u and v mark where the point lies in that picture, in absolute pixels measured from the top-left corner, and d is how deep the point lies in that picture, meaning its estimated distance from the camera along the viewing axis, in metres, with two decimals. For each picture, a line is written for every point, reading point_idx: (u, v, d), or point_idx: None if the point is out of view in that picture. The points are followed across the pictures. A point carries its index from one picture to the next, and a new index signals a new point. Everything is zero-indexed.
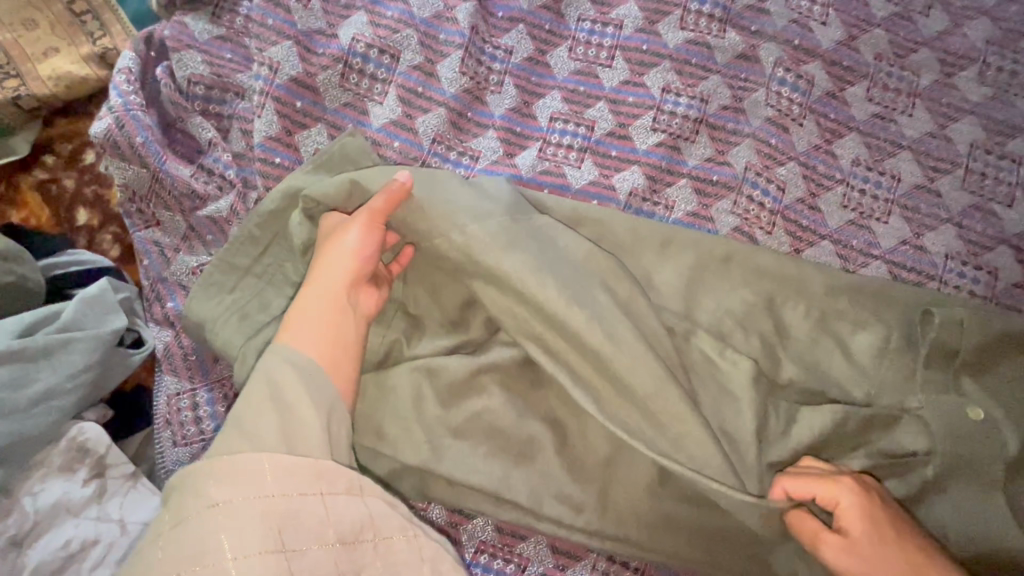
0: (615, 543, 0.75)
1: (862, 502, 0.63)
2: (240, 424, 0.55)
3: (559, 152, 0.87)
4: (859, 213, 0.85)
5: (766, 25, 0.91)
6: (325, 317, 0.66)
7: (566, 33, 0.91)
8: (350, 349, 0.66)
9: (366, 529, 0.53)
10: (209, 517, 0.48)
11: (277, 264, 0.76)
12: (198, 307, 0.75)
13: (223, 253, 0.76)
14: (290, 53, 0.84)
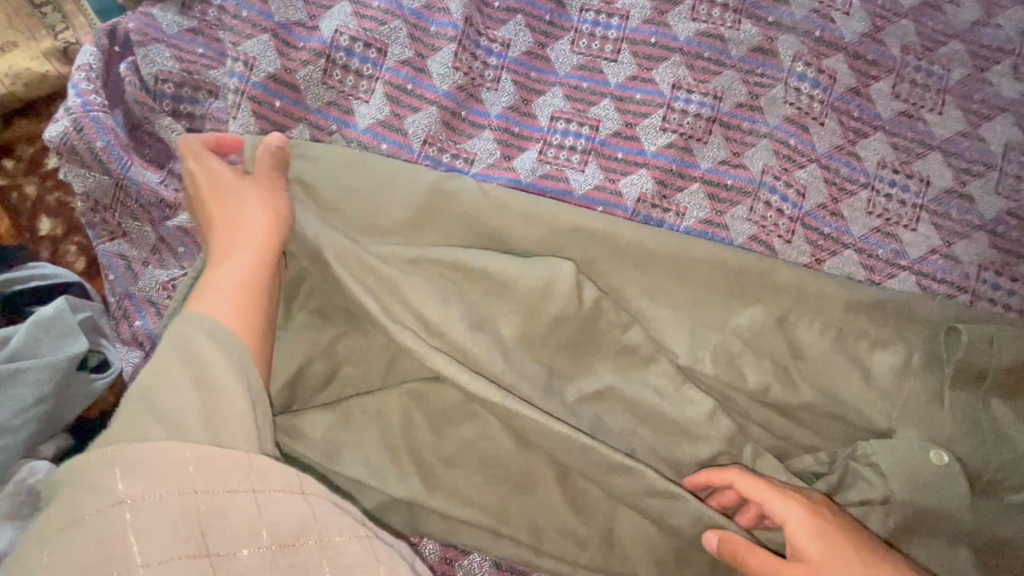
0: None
1: (820, 523, 0.60)
2: (159, 408, 0.50)
3: (561, 155, 0.80)
4: (884, 219, 0.79)
5: (785, 15, 0.84)
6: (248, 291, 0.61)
7: (568, 25, 0.84)
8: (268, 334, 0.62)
9: (305, 529, 0.48)
10: (115, 515, 0.43)
11: None
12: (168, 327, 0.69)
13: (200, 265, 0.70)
14: (267, 47, 0.77)
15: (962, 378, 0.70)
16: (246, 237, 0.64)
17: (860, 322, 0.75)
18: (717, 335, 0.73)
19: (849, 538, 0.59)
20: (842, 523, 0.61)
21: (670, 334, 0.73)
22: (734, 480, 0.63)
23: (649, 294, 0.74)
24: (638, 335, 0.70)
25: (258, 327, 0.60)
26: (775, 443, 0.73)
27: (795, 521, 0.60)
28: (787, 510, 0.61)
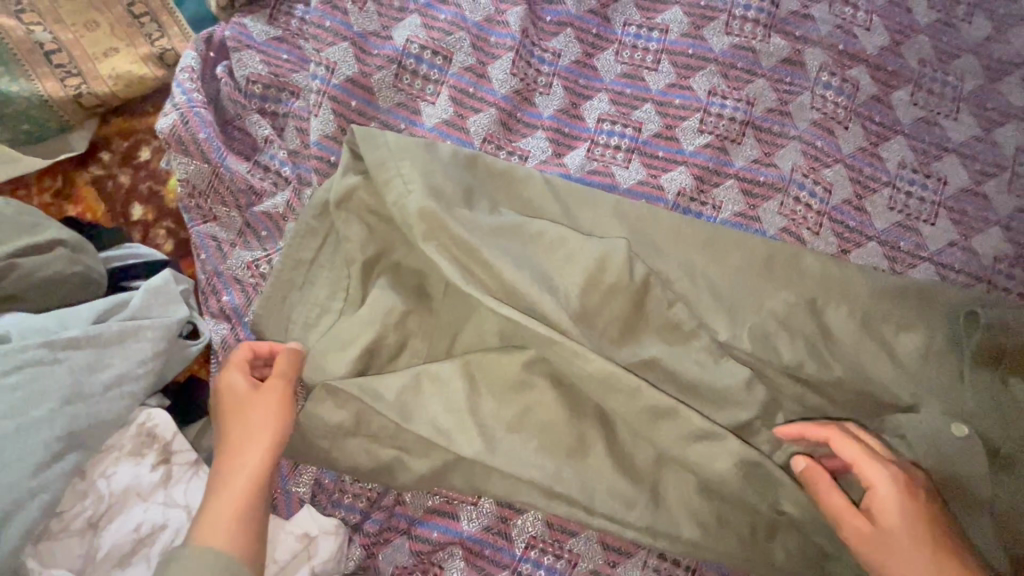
0: (669, 541, 0.74)
1: (906, 498, 0.65)
2: None
3: (607, 152, 0.88)
4: (905, 215, 0.86)
5: (810, 30, 0.92)
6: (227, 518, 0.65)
7: (613, 38, 0.93)
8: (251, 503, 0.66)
9: None
10: None
11: (333, 260, 0.81)
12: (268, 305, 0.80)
13: (290, 248, 0.81)
14: (347, 54, 0.86)
15: (989, 356, 0.75)
16: (246, 467, 0.68)
17: (883, 307, 0.81)
18: (750, 315, 0.81)
19: (923, 518, 0.64)
20: (921, 502, 0.65)
21: (708, 314, 0.80)
22: (830, 436, 0.69)
23: (689, 276, 0.82)
24: (680, 314, 0.78)
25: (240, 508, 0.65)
26: (809, 417, 0.78)
27: (878, 484, 0.65)
28: (874, 473, 0.66)
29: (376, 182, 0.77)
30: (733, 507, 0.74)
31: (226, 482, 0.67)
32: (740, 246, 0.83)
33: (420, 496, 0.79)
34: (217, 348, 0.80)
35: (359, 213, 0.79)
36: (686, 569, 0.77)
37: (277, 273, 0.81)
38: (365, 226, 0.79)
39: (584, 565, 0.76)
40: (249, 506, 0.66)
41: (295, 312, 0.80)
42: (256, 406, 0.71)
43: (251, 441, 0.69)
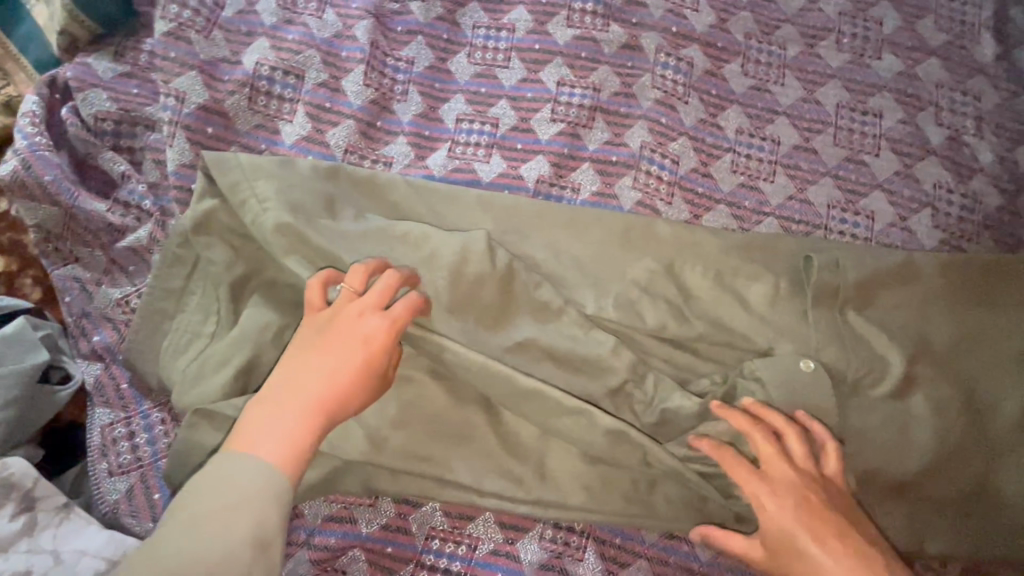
0: (558, 509, 0.78)
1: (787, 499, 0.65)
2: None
3: (467, 150, 0.92)
4: (747, 176, 0.93)
5: (645, 16, 0.99)
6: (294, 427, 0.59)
7: (464, 41, 0.97)
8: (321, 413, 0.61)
9: None
10: None
11: (204, 286, 0.81)
12: (142, 340, 0.80)
13: (156, 280, 0.81)
14: (195, 82, 0.86)
15: (825, 294, 0.83)
16: (321, 372, 0.63)
17: (732, 263, 0.87)
18: (615, 286, 0.85)
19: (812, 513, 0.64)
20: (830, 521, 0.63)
21: (575, 292, 0.85)
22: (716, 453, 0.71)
23: (554, 256, 0.86)
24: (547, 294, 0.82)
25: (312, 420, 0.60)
26: (679, 373, 0.84)
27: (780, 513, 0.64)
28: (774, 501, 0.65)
29: (232, 200, 0.78)
30: (614, 467, 0.79)
31: (287, 395, 0.61)
32: (600, 223, 0.88)
33: (317, 505, 0.80)
34: (91, 389, 0.80)
35: (222, 235, 0.80)
36: (581, 534, 0.81)
37: (147, 305, 0.81)
38: (229, 248, 0.80)
39: (484, 547, 0.79)
40: (316, 430, 0.60)
41: (167, 341, 0.80)
42: (359, 325, 0.66)
43: (349, 360, 0.64)
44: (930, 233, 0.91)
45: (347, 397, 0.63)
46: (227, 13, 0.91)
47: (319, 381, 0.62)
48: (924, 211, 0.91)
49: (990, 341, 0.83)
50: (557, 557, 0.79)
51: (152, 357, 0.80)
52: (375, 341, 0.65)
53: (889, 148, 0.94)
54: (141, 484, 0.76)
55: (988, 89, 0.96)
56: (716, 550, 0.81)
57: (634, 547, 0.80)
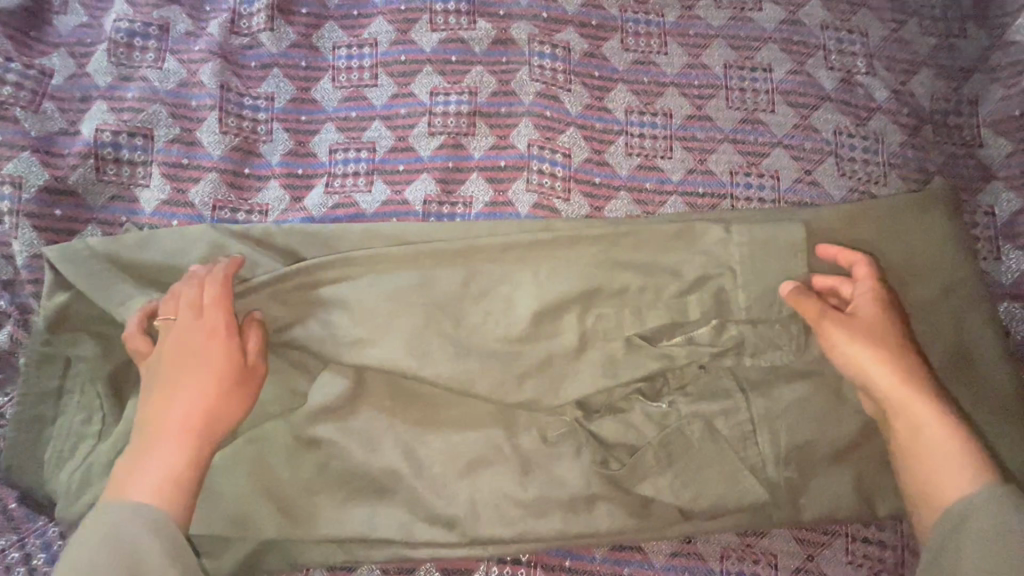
0: (498, 544, 0.74)
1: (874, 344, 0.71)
2: None
3: (347, 182, 0.86)
4: (643, 156, 0.89)
5: (512, 6, 0.93)
6: (169, 457, 0.62)
7: (325, 65, 0.90)
8: (190, 432, 0.64)
9: None
10: None
11: (81, 382, 0.75)
12: (24, 453, 0.74)
13: (25, 385, 0.74)
14: (31, 163, 0.79)
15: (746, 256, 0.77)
16: (177, 396, 0.65)
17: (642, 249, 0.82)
18: (522, 297, 0.77)
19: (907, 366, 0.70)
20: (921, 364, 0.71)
21: (479, 312, 0.76)
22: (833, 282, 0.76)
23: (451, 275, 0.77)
24: (445, 324, 0.75)
25: (187, 439, 0.63)
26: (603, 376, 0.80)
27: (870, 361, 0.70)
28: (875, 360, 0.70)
29: (101, 282, 0.72)
30: (548, 491, 0.75)
31: (151, 434, 0.63)
32: (499, 233, 0.81)
33: None
34: None
35: (86, 325, 0.74)
36: (528, 563, 0.77)
37: (18, 415, 0.74)
38: (99, 339, 0.74)
39: None
40: (188, 454, 0.63)
41: (49, 449, 0.74)
42: (192, 339, 0.68)
43: (199, 372, 0.66)
44: (837, 183, 0.87)
45: (212, 406, 0.65)
46: (57, 81, 0.83)
47: (179, 406, 0.65)
48: (828, 161, 0.88)
49: (911, 284, 0.81)
50: None
51: (36, 469, 0.74)
52: (214, 344, 0.68)
53: (783, 101, 0.90)
54: None
55: (874, 22, 0.92)
56: (670, 552, 0.78)
57: (584, 567, 0.77)
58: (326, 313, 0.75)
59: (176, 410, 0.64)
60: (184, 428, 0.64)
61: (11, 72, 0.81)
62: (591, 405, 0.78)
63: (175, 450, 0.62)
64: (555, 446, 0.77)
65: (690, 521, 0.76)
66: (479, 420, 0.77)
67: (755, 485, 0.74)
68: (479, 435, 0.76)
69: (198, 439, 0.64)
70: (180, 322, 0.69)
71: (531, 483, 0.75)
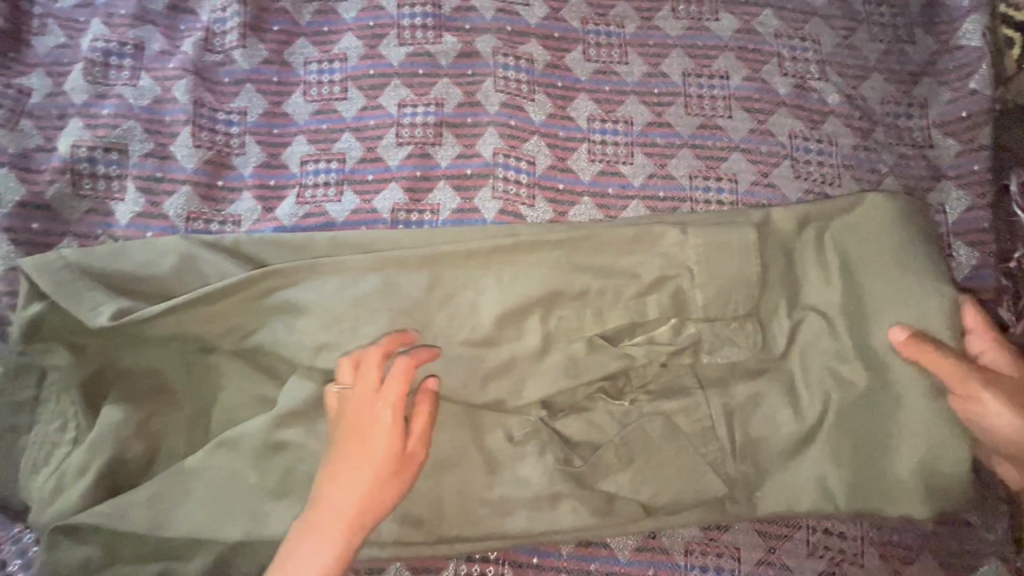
0: (467, 541, 0.76)
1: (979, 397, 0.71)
2: None
3: (317, 193, 0.88)
4: (606, 162, 0.92)
5: (477, 20, 0.96)
6: (331, 544, 0.63)
7: (296, 80, 0.93)
8: (352, 520, 0.65)
9: None
10: None
11: (55, 391, 0.76)
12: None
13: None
14: (8, 180, 0.82)
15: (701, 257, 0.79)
16: (348, 481, 0.66)
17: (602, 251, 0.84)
18: (484, 301, 0.79)
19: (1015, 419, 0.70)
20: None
21: (442, 316, 0.78)
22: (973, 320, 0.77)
23: (416, 281, 0.79)
24: (410, 329, 0.77)
25: (347, 530, 0.64)
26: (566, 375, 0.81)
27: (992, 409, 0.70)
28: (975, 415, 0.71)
29: (73, 291, 0.73)
30: (513, 488, 0.77)
31: (320, 514, 0.65)
32: (463, 239, 0.83)
33: None
34: None
35: (58, 335, 0.75)
36: (496, 561, 0.79)
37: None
38: (71, 349, 0.75)
39: None
40: (347, 543, 0.64)
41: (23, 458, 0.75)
42: (370, 419, 0.68)
43: (369, 457, 0.67)
44: (793, 185, 0.90)
45: (376, 496, 0.66)
46: (35, 100, 0.86)
47: (348, 493, 0.65)
48: (784, 165, 0.91)
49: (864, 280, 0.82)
50: None
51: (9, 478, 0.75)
52: (381, 426, 0.67)
53: (740, 107, 0.93)
54: None
55: (826, 30, 0.96)
56: (634, 548, 0.79)
57: (551, 563, 0.79)
58: (296, 318, 0.77)
59: (344, 495, 0.65)
60: (349, 515, 0.65)
61: None
62: (554, 405, 0.81)
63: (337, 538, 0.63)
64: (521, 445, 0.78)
65: (654, 515, 0.78)
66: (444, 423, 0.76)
67: (714, 480, 0.77)
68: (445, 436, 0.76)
69: (360, 526, 0.65)
70: (364, 398, 0.69)
71: (498, 481, 0.77)
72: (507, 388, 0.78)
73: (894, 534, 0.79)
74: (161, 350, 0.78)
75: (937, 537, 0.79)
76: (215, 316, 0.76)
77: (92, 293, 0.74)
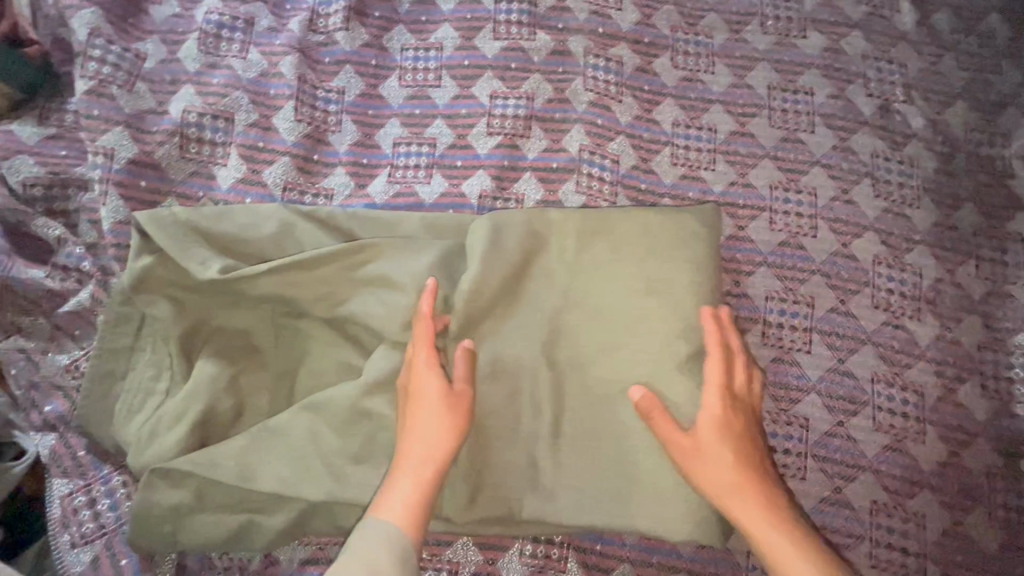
0: (496, 504, 0.72)
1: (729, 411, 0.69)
2: None
3: (407, 174, 0.91)
4: (688, 166, 0.94)
5: (570, 21, 0.99)
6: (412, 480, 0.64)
7: (392, 65, 0.97)
8: (429, 458, 0.65)
9: None
10: None
11: (153, 339, 0.79)
12: (92, 407, 0.78)
13: (103, 340, 0.79)
14: (123, 137, 0.85)
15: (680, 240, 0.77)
16: (415, 425, 0.67)
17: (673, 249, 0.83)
18: (549, 291, 0.77)
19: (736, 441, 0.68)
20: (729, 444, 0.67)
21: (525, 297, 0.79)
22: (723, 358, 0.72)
23: (493, 246, 0.76)
24: (478, 293, 0.74)
25: (424, 463, 0.65)
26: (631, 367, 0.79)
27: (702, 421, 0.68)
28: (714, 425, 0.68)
29: (183, 249, 0.76)
30: (549, 455, 0.73)
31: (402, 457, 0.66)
32: None
33: (292, 548, 0.78)
34: (46, 461, 0.78)
35: (161, 291, 0.78)
36: (561, 543, 0.80)
37: (93, 369, 0.79)
38: (173, 301, 0.78)
39: (465, 570, 0.78)
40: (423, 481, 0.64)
41: (118, 403, 0.78)
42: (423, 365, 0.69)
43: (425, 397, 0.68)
44: (872, 204, 0.91)
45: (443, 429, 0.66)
46: (150, 64, 0.90)
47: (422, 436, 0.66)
48: (864, 182, 0.92)
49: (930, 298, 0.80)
50: (540, 571, 0.78)
51: (105, 422, 0.78)
52: (429, 393, 0.67)
53: (823, 123, 0.95)
54: (106, 552, 0.74)
55: (912, 55, 0.97)
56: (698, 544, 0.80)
57: (615, 552, 0.80)
58: (384, 291, 0.78)
59: (420, 434, 0.66)
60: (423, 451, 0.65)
61: (110, 53, 0.88)
62: None
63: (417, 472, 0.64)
64: (569, 415, 0.74)
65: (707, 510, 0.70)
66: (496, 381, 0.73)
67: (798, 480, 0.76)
68: (501, 394, 0.73)
69: (437, 461, 0.65)
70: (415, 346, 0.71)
71: (530, 444, 0.73)
72: (568, 366, 0.75)
73: (957, 553, 0.80)
74: (256, 313, 0.80)
75: (999, 561, 0.80)
76: (313, 279, 0.77)
77: (199, 250, 0.77)
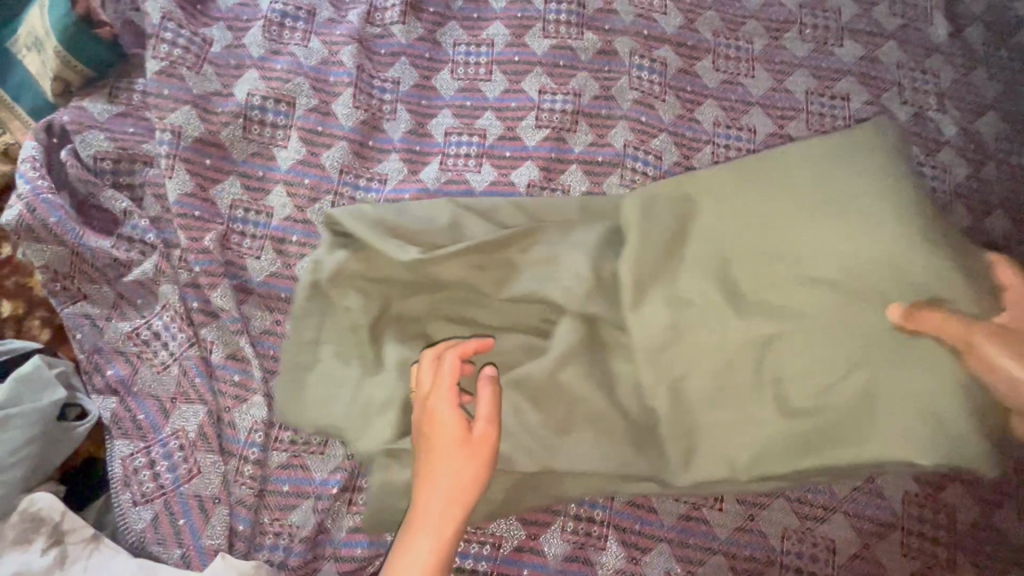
0: (717, 465, 0.70)
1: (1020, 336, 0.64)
2: None
3: (459, 162, 0.95)
4: (728, 165, 0.97)
5: (616, 22, 1.03)
6: (433, 535, 0.63)
7: (445, 58, 1.01)
8: (448, 513, 0.63)
9: None
10: None
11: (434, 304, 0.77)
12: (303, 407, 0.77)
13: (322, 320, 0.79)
14: (190, 116, 0.89)
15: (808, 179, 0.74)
16: (432, 477, 0.64)
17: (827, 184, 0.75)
18: (705, 241, 0.74)
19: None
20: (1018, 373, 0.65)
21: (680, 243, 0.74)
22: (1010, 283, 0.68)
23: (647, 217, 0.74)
24: (644, 258, 0.72)
25: (445, 519, 0.63)
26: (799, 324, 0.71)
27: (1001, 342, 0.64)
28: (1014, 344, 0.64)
29: (388, 234, 0.76)
30: (772, 406, 0.70)
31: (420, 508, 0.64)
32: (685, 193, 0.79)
33: (341, 518, 0.80)
34: (107, 423, 0.82)
35: (353, 282, 0.76)
36: (601, 522, 0.82)
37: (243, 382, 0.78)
38: (355, 291, 0.77)
39: (508, 545, 0.80)
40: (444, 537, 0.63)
41: (323, 388, 0.77)
42: (442, 413, 0.65)
43: (444, 448, 0.64)
44: None
45: (464, 485, 0.64)
46: (216, 49, 0.94)
47: (440, 489, 0.64)
48: None
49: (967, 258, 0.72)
50: (581, 548, 0.81)
51: (301, 410, 0.77)
52: (449, 445, 0.64)
53: (859, 128, 0.98)
54: (165, 511, 0.78)
55: (946, 66, 1.01)
56: (734, 527, 0.82)
57: (653, 532, 0.82)
58: (569, 263, 0.73)
59: (437, 487, 0.64)
60: (442, 504, 0.63)
61: (180, 36, 0.92)
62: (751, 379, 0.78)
63: (438, 527, 0.63)
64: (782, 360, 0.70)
65: (958, 451, 0.65)
66: (683, 345, 0.71)
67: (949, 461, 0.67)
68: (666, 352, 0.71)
69: (457, 517, 0.64)
70: (431, 390, 0.66)
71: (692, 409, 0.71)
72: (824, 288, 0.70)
73: (987, 545, 0.82)
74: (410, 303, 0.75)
75: None
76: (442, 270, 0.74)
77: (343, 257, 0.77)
